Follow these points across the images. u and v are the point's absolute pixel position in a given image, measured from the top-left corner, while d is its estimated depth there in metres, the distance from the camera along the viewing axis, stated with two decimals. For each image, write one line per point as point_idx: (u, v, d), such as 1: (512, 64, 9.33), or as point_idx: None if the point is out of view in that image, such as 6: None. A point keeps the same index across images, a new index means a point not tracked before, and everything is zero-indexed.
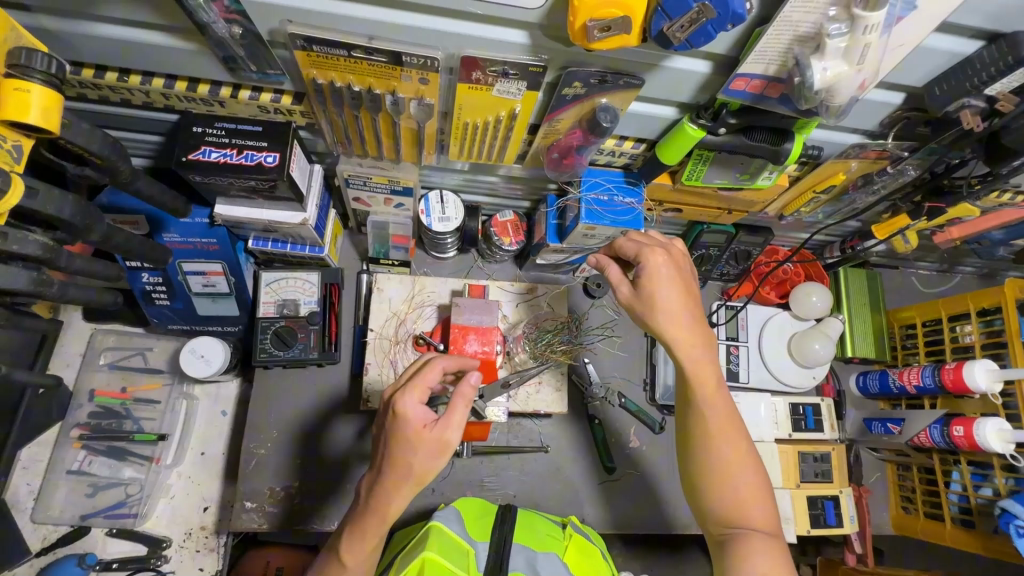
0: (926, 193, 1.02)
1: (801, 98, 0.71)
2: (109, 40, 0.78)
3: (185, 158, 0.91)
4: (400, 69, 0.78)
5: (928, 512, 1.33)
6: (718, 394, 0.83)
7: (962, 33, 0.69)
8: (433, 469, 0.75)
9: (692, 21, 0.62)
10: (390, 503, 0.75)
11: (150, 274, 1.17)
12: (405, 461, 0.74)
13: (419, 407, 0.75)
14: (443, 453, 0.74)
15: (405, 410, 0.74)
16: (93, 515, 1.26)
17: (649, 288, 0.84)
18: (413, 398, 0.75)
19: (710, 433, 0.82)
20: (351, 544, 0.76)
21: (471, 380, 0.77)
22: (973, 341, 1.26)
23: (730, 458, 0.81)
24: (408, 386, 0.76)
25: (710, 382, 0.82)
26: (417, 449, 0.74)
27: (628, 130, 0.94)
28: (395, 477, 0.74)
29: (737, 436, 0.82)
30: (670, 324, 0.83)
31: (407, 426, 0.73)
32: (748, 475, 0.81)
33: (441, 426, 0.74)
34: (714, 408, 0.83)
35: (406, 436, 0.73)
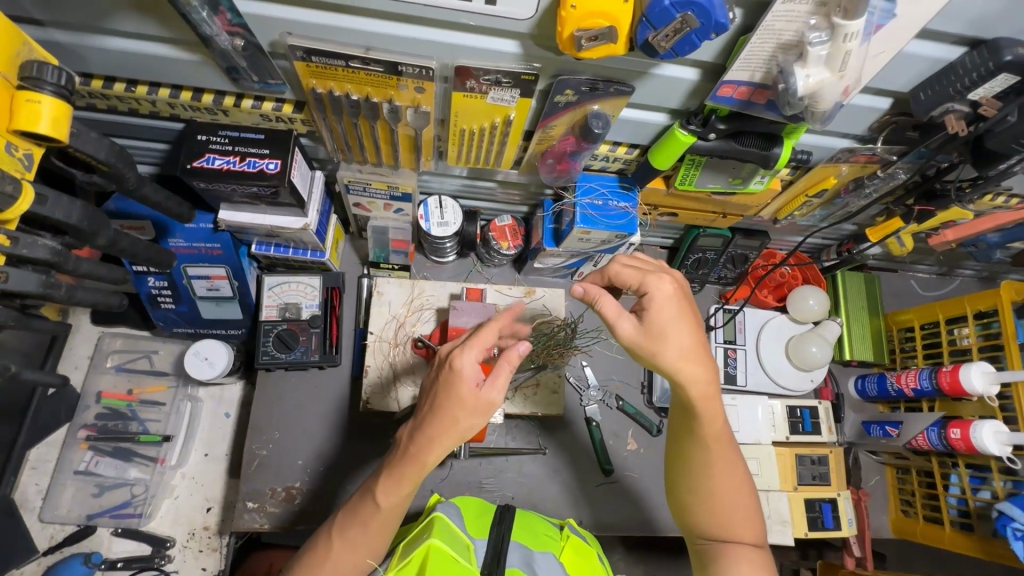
0: (918, 197, 1.03)
1: (785, 105, 0.72)
2: (117, 52, 0.81)
3: (190, 166, 0.94)
4: (398, 79, 0.81)
5: (928, 515, 1.33)
6: (719, 423, 0.85)
7: (944, 40, 0.71)
8: (474, 427, 0.77)
9: (677, 31, 0.63)
10: (429, 457, 0.78)
11: (156, 278, 1.20)
12: (450, 415, 0.76)
13: (474, 365, 0.77)
14: (486, 414, 0.77)
15: (461, 366, 0.76)
16: (99, 515, 1.29)
17: (656, 316, 0.79)
18: (471, 354, 0.76)
19: (710, 457, 0.86)
20: (387, 487, 0.80)
21: (519, 347, 0.79)
22: (970, 343, 1.27)
23: (728, 482, 0.86)
24: (467, 343, 0.78)
25: (712, 413, 0.83)
26: (464, 406, 0.76)
27: (621, 135, 0.96)
28: (439, 431, 0.77)
29: (736, 462, 0.87)
30: (676, 355, 0.79)
31: (461, 381, 0.75)
32: (742, 497, 0.87)
33: (488, 387, 0.77)
34: (715, 436, 0.85)
35: (457, 391, 0.75)
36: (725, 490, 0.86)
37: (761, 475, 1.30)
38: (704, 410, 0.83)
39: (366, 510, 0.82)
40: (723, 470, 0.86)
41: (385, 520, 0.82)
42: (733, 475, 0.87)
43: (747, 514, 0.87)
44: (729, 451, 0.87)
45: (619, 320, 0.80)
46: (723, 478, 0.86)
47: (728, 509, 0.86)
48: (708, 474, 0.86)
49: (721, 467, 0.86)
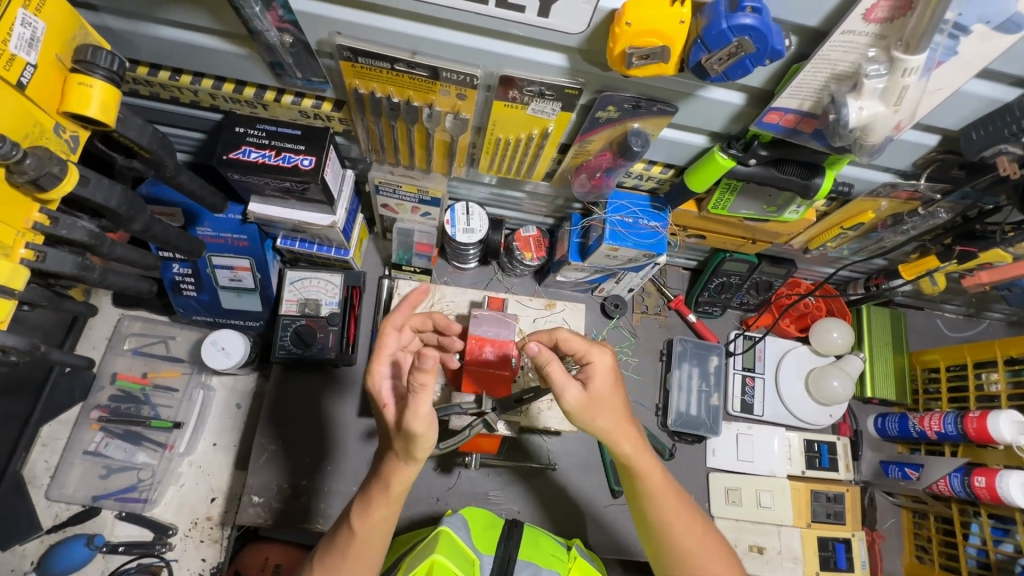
0: (958, 236, 1.01)
1: (834, 135, 0.71)
2: (166, 41, 0.81)
3: (226, 157, 0.94)
4: (439, 84, 0.80)
5: (944, 564, 1.29)
6: (662, 480, 0.83)
7: (1000, 80, 0.70)
8: (414, 448, 0.73)
9: (731, 55, 0.63)
10: (393, 475, 0.76)
11: (181, 265, 1.21)
12: (389, 437, 0.77)
13: (385, 380, 0.79)
14: (417, 438, 0.71)
15: (371, 388, 0.79)
16: (104, 497, 1.29)
17: (599, 385, 0.80)
18: (379, 372, 0.79)
19: (666, 525, 0.83)
20: (360, 513, 0.78)
21: (427, 360, 0.65)
22: (999, 390, 1.23)
23: (694, 543, 0.82)
24: (378, 358, 0.81)
25: (648, 466, 0.83)
26: (395, 429, 0.75)
27: (659, 155, 0.95)
28: (389, 452, 0.77)
29: (691, 514, 0.85)
30: (617, 422, 0.80)
31: (376, 404, 0.78)
32: (711, 557, 0.82)
33: (407, 414, 0.71)
34: (664, 494, 0.83)
35: (383, 412, 0.78)
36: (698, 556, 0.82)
37: (773, 508, 1.28)
38: (643, 467, 0.82)
39: (341, 540, 0.79)
40: (684, 531, 0.83)
41: (363, 548, 0.78)
42: (697, 532, 0.83)
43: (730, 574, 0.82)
44: (682, 503, 0.84)
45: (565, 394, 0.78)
46: (689, 540, 0.83)
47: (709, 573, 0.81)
48: (676, 543, 0.82)
49: (681, 528, 0.83)
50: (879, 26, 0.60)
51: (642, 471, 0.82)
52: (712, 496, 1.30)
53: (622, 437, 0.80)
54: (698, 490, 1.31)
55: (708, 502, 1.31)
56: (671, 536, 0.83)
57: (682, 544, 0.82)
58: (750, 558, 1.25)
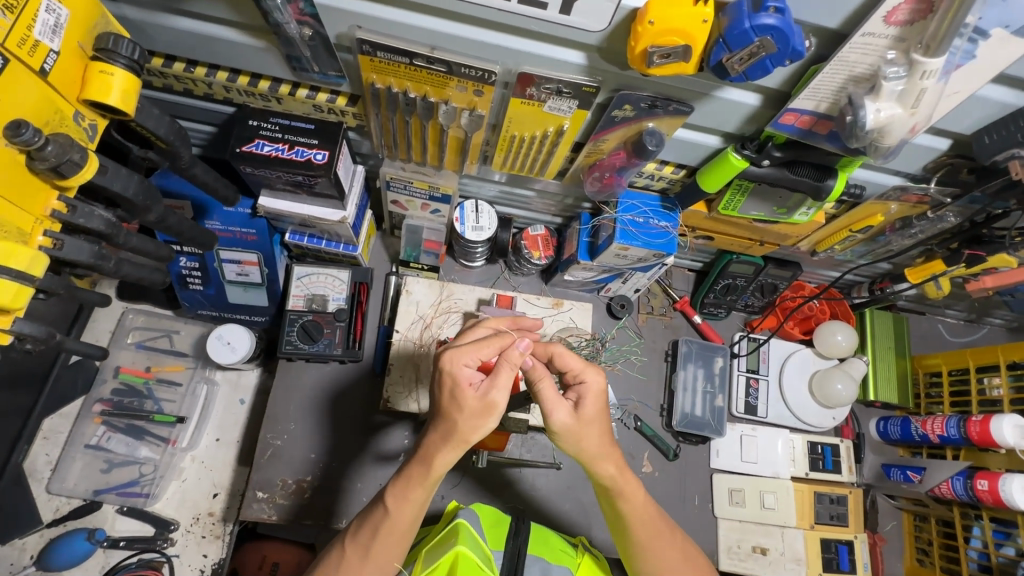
0: (965, 240, 1.02)
1: (850, 137, 0.71)
2: (183, 32, 0.81)
3: (239, 149, 0.94)
4: (457, 80, 0.81)
5: (944, 567, 1.29)
6: (643, 500, 0.85)
7: (1014, 85, 0.70)
8: (478, 429, 0.74)
9: (752, 55, 0.63)
10: (436, 456, 0.76)
11: (188, 258, 1.21)
12: (449, 417, 0.74)
13: (470, 369, 0.75)
14: (489, 415, 0.74)
15: (455, 370, 0.74)
16: (106, 491, 1.28)
17: (588, 407, 0.80)
18: (463, 358, 0.75)
19: (649, 546, 0.85)
20: (396, 493, 0.78)
21: (517, 348, 0.76)
22: (1001, 394, 1.24)
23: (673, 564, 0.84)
24: (464, 345, 0.77)
25: (631, 488, 0.84)
26: (462, 409, 0.74)
27: (671, 155, 0.95)
28: (441, 433, 0.76)
29: (672, 536, 0.86)
30: (603, 443, 0.81)
31: (454, 385, 0.74)
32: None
33: (487, 388, 0.74)
34: (644, 514, 0.85)
35: (453, 394, 0.74)
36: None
37: (777, 509, 1.29)
38: (626, 489, 0.84)
39: (376, 516, 0.78)
40: (666, 552, 0.85)
41: (396, 530, 0.78)
42: (678, 553, 0.86)
43: None
44: (662, 524, 0.86)
45: (553, 413, 0.78)
46: (671, 561, 0.85)
47: None
48: (657, 563, 0.84)
49: (663, 549, 0.85)
50: (898, 28, 0.61)
51: (624, 491, 0.84)
52: (716, 497, 1.31)
53: (603, 459, 0.81)
54: (700, 490, 1.32)
55: (711, 502, 1.31)
56: (653, 556, 0.85)
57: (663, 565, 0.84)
58: (753, 559, 1.26)
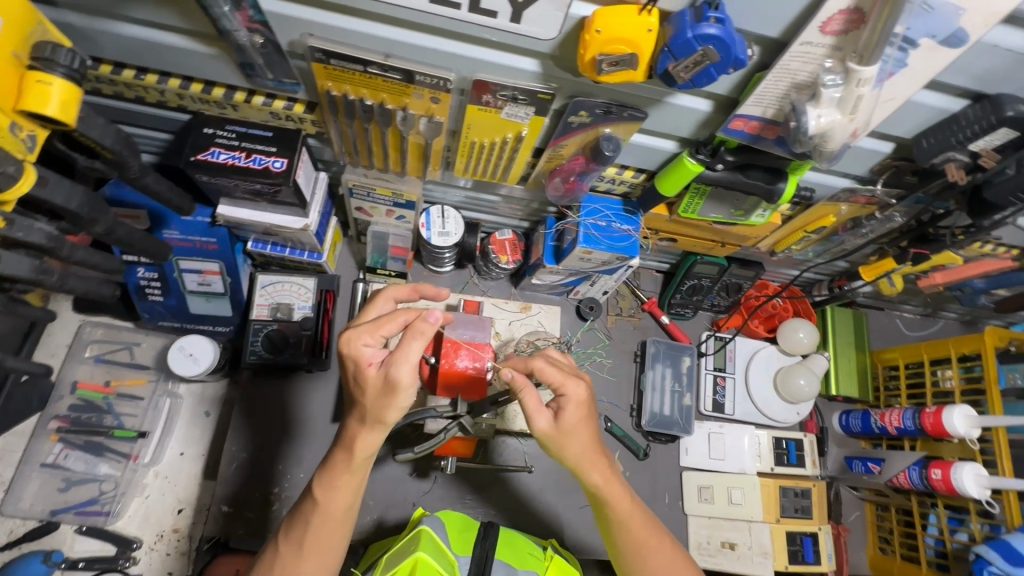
0: (913, 239, 1.06)
1: (795, 142, 0.74)
2: (130, 39, 0.80)
3: (194, 158, 0.92)
4: (413, 87, 0.81)
5: (905, 554, 1.34)
6: (630, 504, 0.85)
7: (948, 91, 0.73)
8: (390, 408, 0.73)
9: (696, 63, 0.65)
10: (357, 440, 0.76)
11: (146, 269, 1.18)
12: (360, 400, 0.75)
13: (371, 348, 0.75)
14: (396, 392, 0.72)
15: (354, 351, 0.75)
16: (64, 511, 1.24)
17: (571, 419, 0.79)
18: (362, 338, 0.75)
19: (638, 549, 0.85)
20: (323, 482, 0.78)
21: (427, 319, 0.70)
22: (953, 385, 1.29)
23: (661, 567, 0.85)
24: (364, 325, 0.77)
25: (618, 494, 0.84)
26: (370, 389, 0.74)
27: (630, 160, 0.97)
28: (357, 417, 0.76)
29: (660, 537, 0.87)
30: (586, 450, 0.81)
31: (355, 366, 0.75)
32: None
33: (390, 365, 0.72)
34: (632, 518, 0.85)
35: (358, 375, 0.75)
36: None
37: (744, 505, 1.31)
38: (613, 495, 0.84)
39: (306, 509, 0.78)
40: (654, 557, 0.85)
41: (328, 517, 0.78)
42: (666, 556, 0.86)
43: None
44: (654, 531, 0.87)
45: (533, 419, 0.78)
46: (658, 564, 0.85)
47: None
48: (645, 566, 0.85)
49: (652, 553, 0.86)
50: (834, 38, 0.63)
51: (612, 499, 0.84)
52: (685, 495, 1.33)
53: (588, 462, 0.82)
54: (670, 488, 1.34)
55: (681, 500, 1.33)
56: (641, 559, 0.85)
57: (649, 567, 0.85)
58: (722, 554, 1.28)
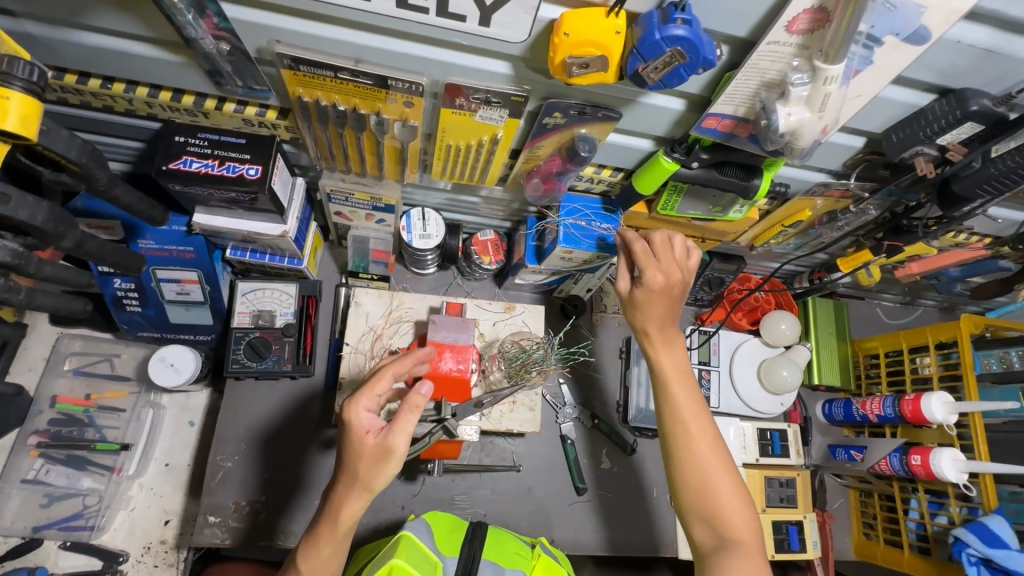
0: (888, 231, 1.06)
1: (766, 140, 0.74)
2: (93, 48, 0.78)
3: (165, 167, 0.91)
4: (386, 92, 0.80)
5: (888, 539, 1.36)
6: (685, 385, 0.91)
7: (916, 86, 0.74)
8: (379, 475, 0.78)
9: (666, 64, 0.65)
10: (343, 508, 0.78)
11: (122, 280, 1.16)
12: (351, 465, 0.78)
13: (369, 415, 0.80)
14: (388, 460, 0.77)
15: (354, 417, 0.80)
16: (47, 527, 1.22)
17: (644, 291, 0.90)
18: (362, 404, 0.80)
19: (687, 437, 0.88)
20: (308, 551, 0.80)
21: (420, 391, 0.78)
22: (931, 372, 1.31)
23: (707, 460, 0.87)
24: (360, 392, 0.82)
25: (673, 368, 0.91)
26: (363, 455, 0.78)
27: (608, 159, 0.97)
28: (346, 482, 0.79)
29: (706, 429, 0.89)
30: (655, 322, 0.92)
31: (354, 432, 0.79)
32: (719, 475, 0.86)
33: (387, 432, 0.78)
34: (685, 400, 0.90)
35: (353, 441, 0.79)
36: (708, 470, 0.86)
37: None
38: (667, 370, 0.92)
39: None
40: (703, 446, 0.87)
41: None
42: (711, 449, 0.87)
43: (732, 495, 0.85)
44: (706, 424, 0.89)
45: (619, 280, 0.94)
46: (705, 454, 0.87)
47: (710, 488, 0.86)
48: (692, 453, 0.87)
49: (700, 443, 0.87)
50: (801, 36, 0.64)
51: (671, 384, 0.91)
52: None
53: (654, 336, 0.92)
54: (658, 482, 1.33)
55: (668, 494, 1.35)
56: (688, 445, 0.88)
57: (697, 455, 0.87)
58: None
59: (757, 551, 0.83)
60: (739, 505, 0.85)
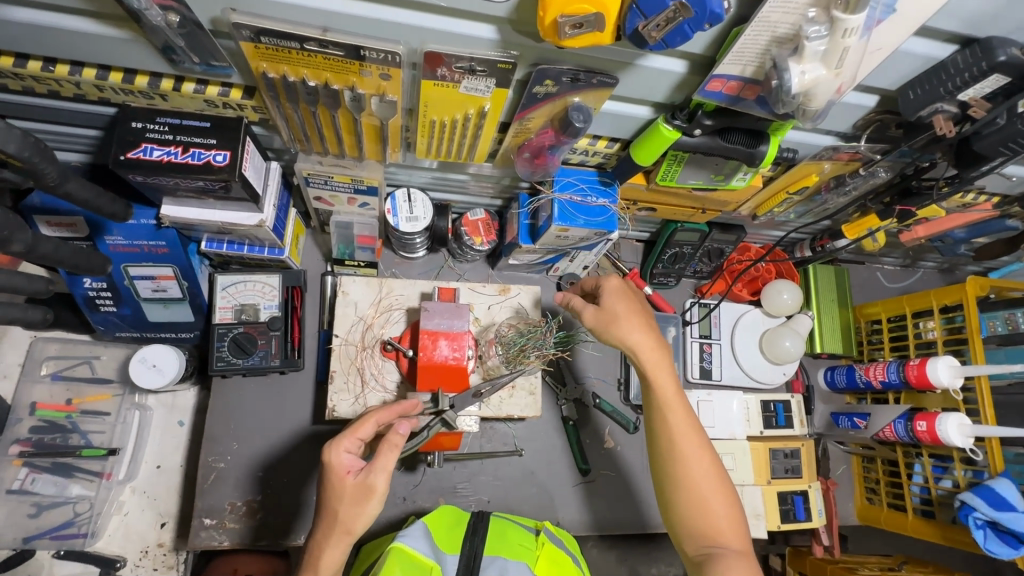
0: (896, 195, 1.02)
1: (778, 102, 0.69)
2: (26, 27, 0.70)
3: (124, 157, 0.83)
4: (360, 64, 0.73)
5: (891, 502, 1.37)
6: (673, 391, 0.88)
7: (936, 37, 0.69)
8: (358, 516, 0.78)
9: (668, 20, 0.59)
10: (323, 556, 0.78)
11: (92, 279, 1.09)
12: (330, 508, 0.79)
13: (350, 456, 0.81)
14: (368, 499, 0.78)
15: (334, 459, 0.80)
16: (38, 537, 1.18)
17: (613, 303, 0.92)
18: (342, 446, 0.81)
19: (682, 450, 0.85)
20: None
21: (399, 429, 0.80)
22: (936, 336, 1.29)
23: (700, 476, 0.84)
24: (341, 434, 0.82)
25: (661, 376, 0.88)
26: (343, 498, 0.79)
27: (603, 129, 0.91)
28: (325, 527, 0.79)
29: (701, 442, 0.86)
30: (625, 320, 0.91)
31: (333, 473, 0.79)
32: (715, 489, 0.84)
33: (367, 472, 0.79)
34: (675, 409, 0.87)
35: (333, 482, 0.79)
36: (701, 487, 0.84)
37: (735, 469, 1.31)
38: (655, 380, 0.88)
39: None
40: (696, 462, 0.84)
41: None
42: (706, 460, 0.85)
43: (727, 507, 0.84)
44: (699, 436, 0.86)
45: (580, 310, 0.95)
46: (699, 470, 0.84)
47: (705, 500, 0.83)
48: (686, 471, 0.84)
49: (693, 458, 0.84)
50: None
51: (664, 400, 0.87)
52: None
53: (640, 345, 0.90)
54: None
55: None
56: (680, 461, 0.84)
57: (689, 471, 0.84)
58: None
59: (748, 559, 0.82)
60: (733, 520, 0.83)
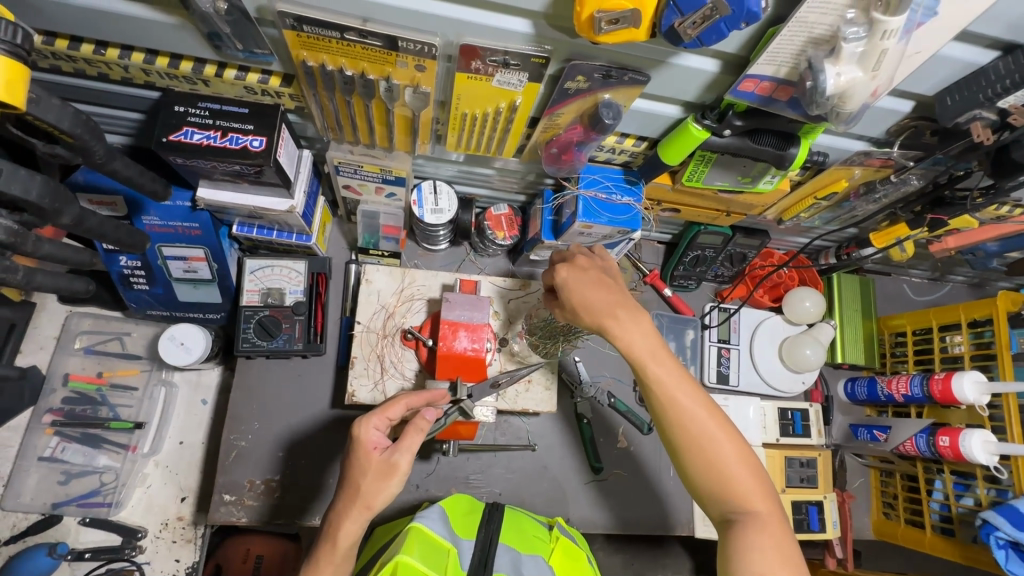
0: (928, 204, 1.00)
1: (811, 103, 0.68)
2: (81, 10, 0.73)
3: (166, 139, 0.86)
4: (396, 55, 0.75)
5: (909, 519, 1.34)
6: (653, 354, 0.83)
7: (977, 42, 0.68)
8: (380, 492, 0.79)
9: (705, 18, 0.59)
10: (340, 529, 0.79)
11: (128, 257, 1.13)
12: (354, 481, 0.80)
13: (378, 432, 0.83)
14: (391, 477, 0.80)
15: (362, 434, 0.82)
16: (66, 503, 1.23)
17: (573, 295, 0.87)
18: (372, 422, 0.83)
19: (682, 416, 0.81)
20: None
21: (427, 415, 0.84)
22: (962, 351, 1.26)
23: (706, 437, 0.80)
24: (372, 411, 0.84)
25: (633, 350, 0.84)
26: (367, 472, 0.80)
27: (631, 128, 0.91)
28: (346, 499, 0.80)
29: (697, 400, 0.82)
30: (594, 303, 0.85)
31: (361, 448, 0.81)
32: (725, 446, 0.80)
33: (392, 451, 0.81)
34: (665, 374, 0.83)
35: (359, 457, 0.81)
36: (710, 448, 0.80)
37: None
38: (632, 348, 0.84)
39: None
40: (701, 427, 0.80)
41: None
42: (709, 418, 0.81)
43: (741, 463, 0.80)
44: (696, 397, 0.82)
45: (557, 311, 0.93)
46: (706, 435, 0.80)
47: (716, 461, 0.79)
48: (690, 436, 0.80)
49: (695, 424, 0.81)
50: None
51: (649, 368, 0.83)
52: None
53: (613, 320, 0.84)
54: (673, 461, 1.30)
55: None
56: (684, 429, 0.81)
57: (696, 438, 0.80)
58: None
59: (775, 523, 0.77)
60: (751, 477, 0.79)
